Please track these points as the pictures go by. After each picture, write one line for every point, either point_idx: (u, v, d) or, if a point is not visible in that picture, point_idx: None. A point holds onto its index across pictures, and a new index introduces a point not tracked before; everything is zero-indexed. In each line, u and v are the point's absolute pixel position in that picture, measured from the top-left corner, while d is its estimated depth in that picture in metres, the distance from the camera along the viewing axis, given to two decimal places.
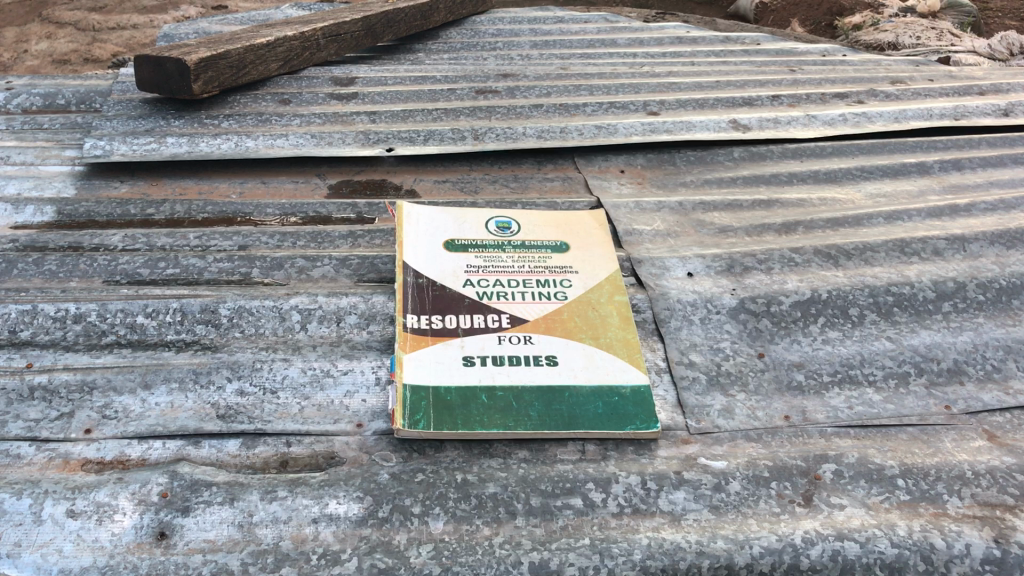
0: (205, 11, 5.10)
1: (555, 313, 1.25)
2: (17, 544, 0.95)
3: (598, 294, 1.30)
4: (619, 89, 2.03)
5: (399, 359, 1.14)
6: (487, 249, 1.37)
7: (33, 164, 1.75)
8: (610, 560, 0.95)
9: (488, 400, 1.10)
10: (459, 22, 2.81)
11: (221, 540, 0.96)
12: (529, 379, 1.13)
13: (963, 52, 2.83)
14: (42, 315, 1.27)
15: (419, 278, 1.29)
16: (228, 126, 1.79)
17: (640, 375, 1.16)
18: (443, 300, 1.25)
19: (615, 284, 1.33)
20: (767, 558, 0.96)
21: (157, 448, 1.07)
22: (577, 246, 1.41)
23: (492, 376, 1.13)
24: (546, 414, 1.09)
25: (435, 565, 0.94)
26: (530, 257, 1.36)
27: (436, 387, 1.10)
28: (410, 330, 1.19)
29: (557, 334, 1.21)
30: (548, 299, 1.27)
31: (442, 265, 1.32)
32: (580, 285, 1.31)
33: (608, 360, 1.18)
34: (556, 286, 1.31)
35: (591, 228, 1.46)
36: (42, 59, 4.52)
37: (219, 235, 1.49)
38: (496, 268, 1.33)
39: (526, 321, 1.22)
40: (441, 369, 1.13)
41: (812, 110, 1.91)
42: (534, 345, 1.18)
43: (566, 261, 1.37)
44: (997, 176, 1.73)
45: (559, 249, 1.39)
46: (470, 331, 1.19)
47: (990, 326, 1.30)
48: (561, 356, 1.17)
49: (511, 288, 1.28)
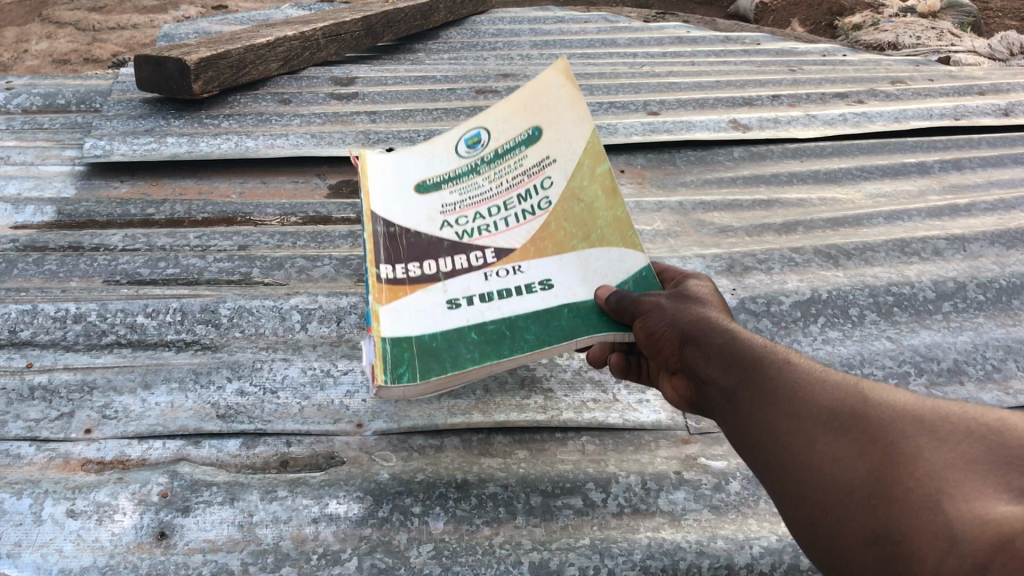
0: (205, 11, 5.13)
1: (540, 228, 1.05)
2: (17, 544, 0.94)
3: (579, 176, 1.06)
4: (619, 89, 2.04)
5: (375, 312, 0.98)
6: (457, 176, 1.11)
7: (33, 164, 1.74)
8: (610, 559, 0.95)
9: (479, 336, 0.97)
10: (459, 22, 2.81)
11: (221, 540, 0.95)
12: (524, 307, 1.00)
13: (963, 52, 2.83)
14: (42, 315, 1.27)
15: (389, 226, 1.09)
16: (229, 126, 1.80)
17: (638, 255, 1.03)
18: (417, 241, 1.07)
19: (595, 152, 1.05)
20: (767, 558, 0.95)
21: (157, 448, 1.06)
22: (549, 120, 1.07)
23: (481, 312, 0.99)
24: (545, 335, 0.97)
25: (435, 565, 0.94)
26: (505, 167, 1.09)
27: (419, 337, 0.96)
28: (383, 281, 1.02)
29: (550, 254, 1.04)
30: (535, 214, 1.06)
31: (414, 210, 1.10)
32: (559, 180, 1.06)
33: (605, 257, 1.03)
34: (538, 192, 1.07)
35: (557, 82, 1.06)
36: (42, 59, 4.51)
37: (219, 235, 1.49)
38: (472, 198, 1.09)
39: (514, 250, 1.04)
40: (421, 314, 0.99)
41: (811, 110, 1.92)
42: (526, 273, 1.02)
43: (539, 153, 1.07)
44: (997, 176, 1.73)
45: (532, 134, 1.08)
46: (454, 271, 1.04)
47: (990, 326, 1.30)
48: (556, 277, 1.02)
49: (495, 217, 1.07)
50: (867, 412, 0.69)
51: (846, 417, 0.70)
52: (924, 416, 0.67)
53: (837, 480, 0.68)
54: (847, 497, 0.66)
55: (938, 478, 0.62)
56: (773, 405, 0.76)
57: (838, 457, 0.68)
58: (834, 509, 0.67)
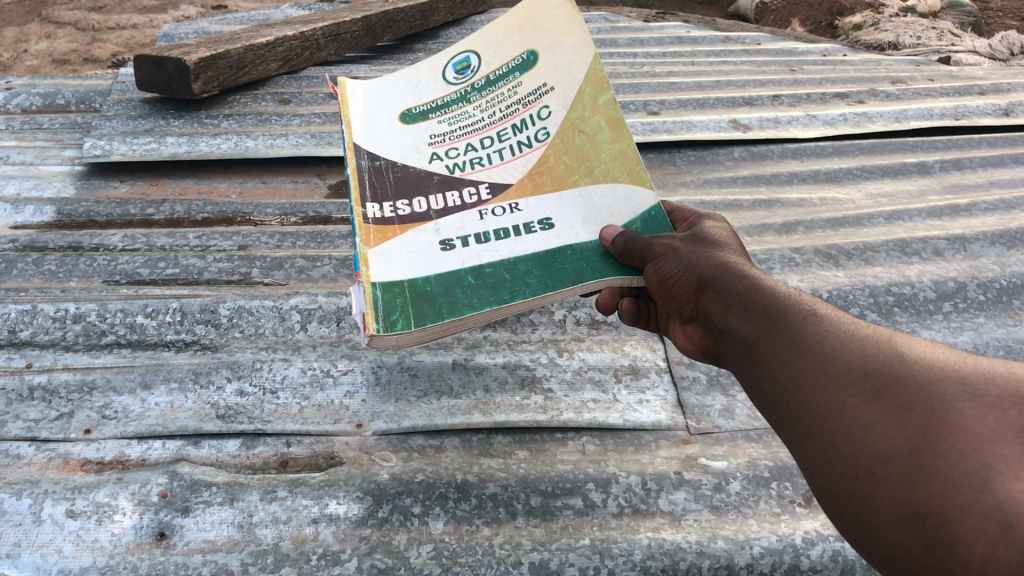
0: (205, 11, 5.12)
1: (539, 162, 1.11)
2: (17, 544, 0.94)
3: (580, 106, 1.12)
4: (619, 89, 2.04)
5: (364, 254, 0.99)
6: (448, 108, 1.20)
7: (33, 164, 1.74)
8: (610, 560, 0.94)
9: (476, 280, 0.98)
10: (459, 22, 2.81)
11: (221, 540, 0.95)
12: (520, 250, 1.01)
13: (963, 52, 2.83)
14: (42, 315, 1.27)
15: (375, 160, 1.15)
16: (229, 126, 1.80)
17: (646, 193, 1.05)
18: (406, 183, 1.11)
19: (595, 80, 1.13)
20: (767, 559, 0.95)
21: (157, 448, 1.06)
22: (546, 49, 1.15)
23: (476, 255, 1.01)
24: (545, 279, 0.97)
25: (435, 565, 0.93)
26: (498, 98, 1.17)
27: (412, 280, 0.97)
28: (372, 220, 1.04)
29: (548, 190, 1.08)
30: (529, 146, 1.12)
31: (400, 141, 1.18)
32: (557, 108, 1.13)
33: (609, 194, 1.06)
34: (533, 123, 1.14)
35: (555, 9, 1.15)
36: (42, 59, 4.50)
37: (219, 236, 1.49)
38: (463, 130, 1.17)
39: (510, 186, 1.09)
40: (414, 257, 1.00)
41: (811, 110, 1.92)
42: (523, 212, 1.06)
43: (535, 80, 1.16)
44: (997, 176, 1.73)
45: (527, 63, 1.16)
46: (445, 212, 1.07)
47: (991, 326, 1.29)
48: (556, 218, 1.06)
49: (488, 149, 1.13)
50: (904, 374, 0.68)
51: (885, 386, 0.68)
52: (968, 388, 0.65)
53: (871, 450, 0.66)
54: (882, 468, 0.65)
55: (984, 451, 0.60)
56: (803, 367, 0.75)
57: (875, 425, 0.67)
58: (867, 479, 0.66)
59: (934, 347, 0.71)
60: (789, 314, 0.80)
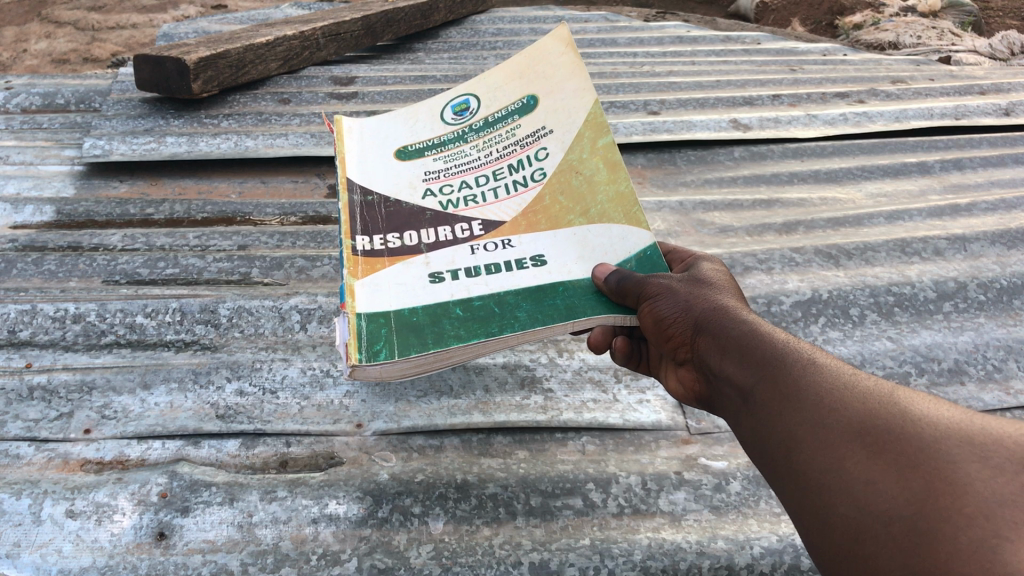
0: (205, 11, 5.11)
1: (534, 202, 1.11)
2: (17, 544, 0.94)
3: (577, 149, 1.14)
4: (619, 90, 2.04)
5: (351, 286, 0.99)
6: (446, 146, 1.23)
7: (33, 164, 1.74)
8: (610, 560, 0.94)
9: (464, 313, 0.96)
10: (459, 22, 2.81)
11: (220, 540, 0.95)
12: (511, 283, 1.00)
13: (963, 52, 2.83)
14: (41, 314, 1.27)
15: (367, 196, 1.16)
16: (229, 127, 1.80)
17: (642, 233, 1.02)
18: (398, 218, 1.12)
19: (595, 125, 1.15)
20: (767, 559, 0.95)
21: (157, 448, 1.06)
22: (547, 95, 1.20)
23: (465, 288, 1.00)
24: (534, 312, 0.95)
25: (435, 565, 0.93)
26: (495, 139, 1.21)
27: (398, 312, 0.96)
28: (361, 253, 1.04)
29: (542, 228, 1.07)
30: (525, 185, 1.13)
31: (395, 178, 1.20)
32: (555, 151, 1.15)
33: (605, 234, 1.04)
34: (529, 164, 1.15)
35: (557, 57, 1.22)
36: (42, 59, 4.50)
37: (219, 235, 1.49)
38: (459, 167, 1.19)
39: (504, 223, 1.09)
40: (402, 290, 1.00)
41: (812, 110, 1.92)
42: (516, 247, 1.05)
43: (534, 123, 1.19)
44: (997, 176, 1.73)
45: (527, 107, 1.21)
46: (436, 246, 1.06)
47: (991, 326, 1.29)
48: (550, 254, 1.04)
49: (482, 188, 1.15)
50: (905, 432, 0.64)
51: (880, 441, 0.65)
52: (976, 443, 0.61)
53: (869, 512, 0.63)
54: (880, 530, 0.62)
55: (992, 516, 0.56)
56: (796, 419, 0.72)
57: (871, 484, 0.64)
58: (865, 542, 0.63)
59: (938, 400, 0.68)
60: (786, 361, 0.77)
